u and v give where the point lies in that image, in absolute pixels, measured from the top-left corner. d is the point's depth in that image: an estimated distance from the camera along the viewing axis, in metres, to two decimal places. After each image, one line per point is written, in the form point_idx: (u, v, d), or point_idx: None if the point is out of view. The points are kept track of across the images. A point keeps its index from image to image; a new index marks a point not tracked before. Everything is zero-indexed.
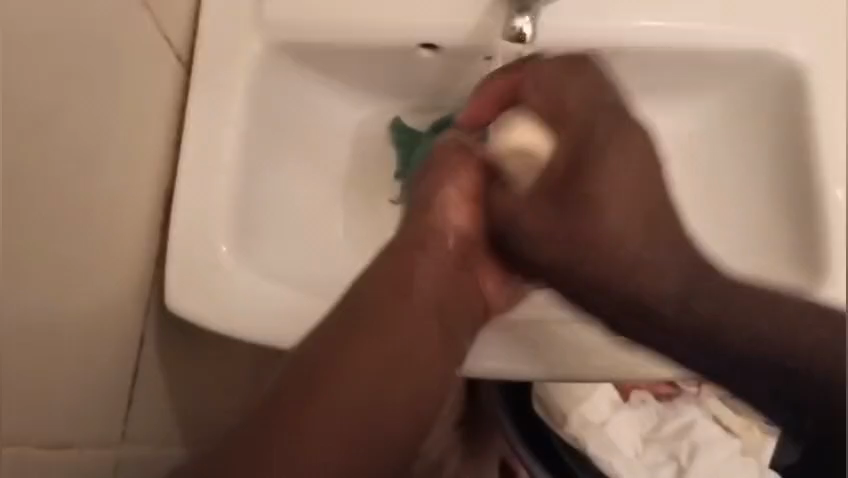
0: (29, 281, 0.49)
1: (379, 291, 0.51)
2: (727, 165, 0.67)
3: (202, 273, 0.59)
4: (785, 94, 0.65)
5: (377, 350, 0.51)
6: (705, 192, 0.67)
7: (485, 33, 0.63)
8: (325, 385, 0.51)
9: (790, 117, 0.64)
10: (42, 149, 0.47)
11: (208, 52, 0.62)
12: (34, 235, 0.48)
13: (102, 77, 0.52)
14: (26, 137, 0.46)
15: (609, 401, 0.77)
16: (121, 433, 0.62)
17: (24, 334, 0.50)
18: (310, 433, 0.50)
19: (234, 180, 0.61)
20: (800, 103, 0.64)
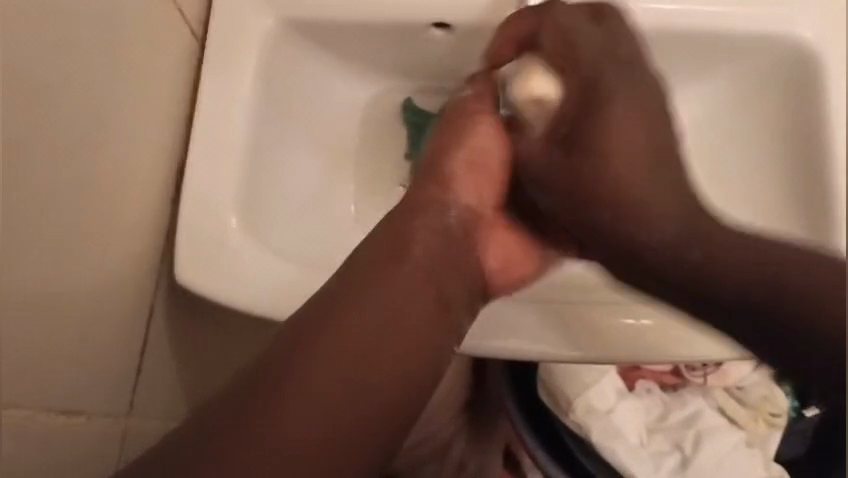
0: (37, 250, 0.48)
1: (374, 257, 0.52)
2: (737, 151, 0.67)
3: (210, 247, 0.59)
4: (792, 77, 0.64)
5: (364, 321, 0.50)
6: (710, 176, 0.67)
7: (496, 13, 0.63)
8: (301, 363, 0.48)
9: (805, 103, 0.63)
10: (52, 116, 0.47)
11: (221, 26, 0.63)
12: (40, 201, 0.47)
13: (111, 46, 0.52)
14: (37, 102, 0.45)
15: (615, 389, 0.77)
16: (129, 404, 0.62)
17: (40, 302, 0.49)
18: (289, 417, 0.47)
19: (242, 155, 0.61)
20: (813, 88, 0.63)
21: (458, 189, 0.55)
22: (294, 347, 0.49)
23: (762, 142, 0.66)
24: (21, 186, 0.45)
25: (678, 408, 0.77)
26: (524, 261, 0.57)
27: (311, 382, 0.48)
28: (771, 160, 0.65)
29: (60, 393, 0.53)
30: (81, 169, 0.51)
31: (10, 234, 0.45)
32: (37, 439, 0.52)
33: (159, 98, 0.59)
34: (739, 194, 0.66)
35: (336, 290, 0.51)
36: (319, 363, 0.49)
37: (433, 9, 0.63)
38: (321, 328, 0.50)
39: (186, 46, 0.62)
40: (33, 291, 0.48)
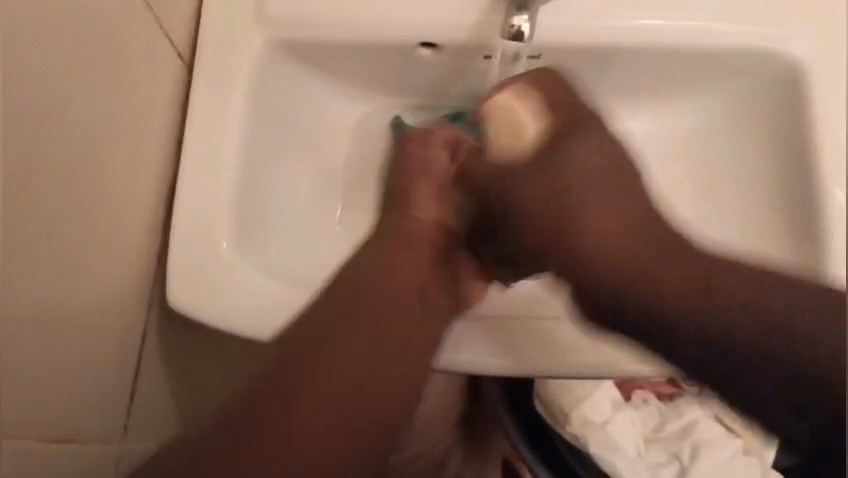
0: (27, 282, 0.47)
1: (368, 281, 0.51)
2: (731, 166, 0.68)
3: (204, 271, 0.59)
4: (782, 94, 0.65)
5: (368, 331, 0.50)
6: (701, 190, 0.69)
7: (484, 32, 0.63)
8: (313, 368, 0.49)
9: (792, 116, 0.64)
10: (41, 149, 0.47)
11: (209, 50, 0.63)
12: (30, 232, 0.47)
13: (99, 74, 0.52)
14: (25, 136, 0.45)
15: (611, 401, 0.77)
16: (123, 427, 0.62)
17: (28, 335, 0.49)
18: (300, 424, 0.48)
19: (235, 178, 0.61)
20: (800, 102, 0.63)
21: (424, 203, 0.55)
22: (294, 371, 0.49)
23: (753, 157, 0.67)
24: (9, 220, 0.45)
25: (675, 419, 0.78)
26: (473, 282, 0.58)
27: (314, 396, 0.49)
28: (764, 175, 0.66)
29: (48, 419, 0.53)
30: (71, 196, 0.51)
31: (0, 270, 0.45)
32: (28, 464, 0.52)
33: (149, 120, 0.59)
34: (729, 203, 0.68)
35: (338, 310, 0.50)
36: (317, 375, 0.49)
37: (421, 30, 0.63)
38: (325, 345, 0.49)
39: (175, 70, 0.62)
40: (21, 324, 0.48)
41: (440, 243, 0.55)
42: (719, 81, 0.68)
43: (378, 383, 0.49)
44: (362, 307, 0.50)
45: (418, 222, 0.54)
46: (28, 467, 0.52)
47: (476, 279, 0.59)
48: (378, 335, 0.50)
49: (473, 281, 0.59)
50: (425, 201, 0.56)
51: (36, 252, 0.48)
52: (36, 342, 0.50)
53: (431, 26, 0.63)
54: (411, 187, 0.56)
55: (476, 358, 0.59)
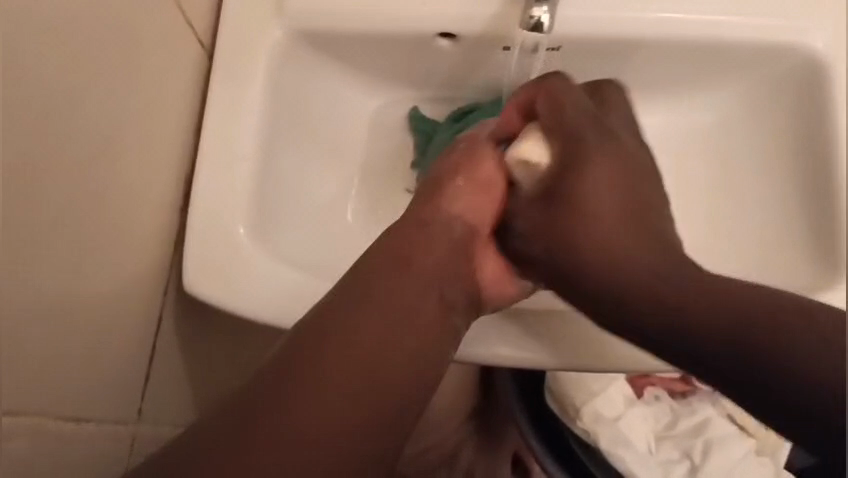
0: (47, 262, 0.48)
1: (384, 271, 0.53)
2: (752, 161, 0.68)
3: (218, 255, 0.60)
4: (802, 88, 0.64)
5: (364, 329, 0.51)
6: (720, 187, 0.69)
7: (502, 23, 0.63)
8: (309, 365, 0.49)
9: (813, 112, 0.63)
10: (61, 131, 0.47)
11: (228, 38, 0.63)
12: (51, 214, 0.47)
13: (118, 58, 0.52)
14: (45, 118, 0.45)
15: (623, 396, 0.77)
16: (138, 411, 0.63)
17: (49, 316, 0.49)
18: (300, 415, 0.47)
19: (252, 164, 0.62)
20: (820, 97, 0.63)
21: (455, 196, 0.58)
22: (298, 363, 0.49)
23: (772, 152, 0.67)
24: (31, 200, 0.45)
25: (688, 416, 0.78)
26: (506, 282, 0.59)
27: (318, 388, 0.48)
28: (784, 170, 0.65)
29: (70, 401, 0.53)
30: (90, 179, 0.51)
31: (23, 251, 0.45)
32: (49, 447, 0.52)
33: (168, 105, 0.60)
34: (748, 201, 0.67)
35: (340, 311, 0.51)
36: (326, 364, 0.49)
37: (440, 21, 0.63)
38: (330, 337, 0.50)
39: (194, 57, 0.63)
40: (43, 305, 0.48)
41: (466, 235, 0.57)
42: (739, 74, 0.68)
43: (394, 366, 0.50)
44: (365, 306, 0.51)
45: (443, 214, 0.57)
46: (50, 450, 0.52)
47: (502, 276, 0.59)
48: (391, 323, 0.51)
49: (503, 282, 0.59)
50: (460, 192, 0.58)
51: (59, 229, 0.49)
52: (57, 323, 0.50)
53: (449, 16, 0.63)
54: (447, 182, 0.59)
55: (499, 353, 0.59)
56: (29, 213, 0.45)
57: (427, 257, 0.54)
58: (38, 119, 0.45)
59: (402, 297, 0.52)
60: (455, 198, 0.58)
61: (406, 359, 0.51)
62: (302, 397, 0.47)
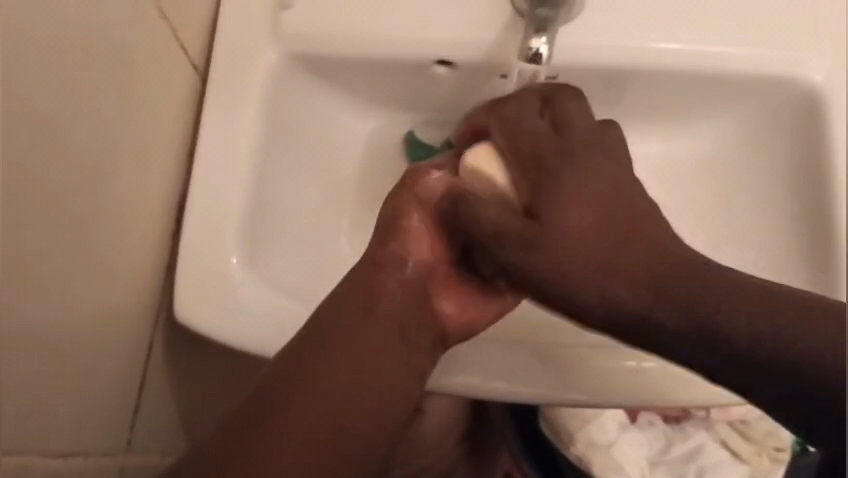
0: None
1: (351, 302, 0.51)
2: (745, 188, 0.68)
3: (213, 284, 0.59)
4: (801, 120, 0.64)
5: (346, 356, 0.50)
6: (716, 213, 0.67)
7: (501, 51, 0.63)
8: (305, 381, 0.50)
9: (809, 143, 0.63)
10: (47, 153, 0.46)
11: (222, 60, 0.63)
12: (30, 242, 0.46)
13: (110, 82, 0.51)
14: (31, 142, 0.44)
15: (617, 423, 0.77)
16: (126, 441, 0.62)
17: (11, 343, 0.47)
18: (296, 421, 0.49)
19: (246, 190, 0.61)
20: (817, 128, 0.62)
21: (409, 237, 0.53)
22: (279, 393, 0.50)
23: (764, 180, 0.66)
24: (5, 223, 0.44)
25: (680, 442, 0.78)
26: (478, 306, 0.55)
27: (303, 419, 0.49)
28: (771, 194, 0.66)
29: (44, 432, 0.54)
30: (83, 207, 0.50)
31: None
32: None
33: (160, 130, 0.59)
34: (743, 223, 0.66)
35: (326, 335, 0.51)
36: (302, 404, 0.49)
37: (437, 49, 0.63)
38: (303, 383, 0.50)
39: (189, 81, 0.62)
40: None
41: (423, 272, 0.53)
42: (733, 103, 0.68)
43: (372, 392, 0.50)
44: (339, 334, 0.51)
45: (388, 255, 0.52)
46: None
47: (472, 301, 0.55)
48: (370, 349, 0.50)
49: (471, 307, 0.55)
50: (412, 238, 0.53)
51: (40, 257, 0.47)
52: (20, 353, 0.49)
53: (446, 44, 0.63)
54: (397, 229, 0.53)
55: (489, 381, 0.57)
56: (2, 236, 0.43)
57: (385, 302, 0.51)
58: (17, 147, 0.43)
59: (359, 339, 0.50)
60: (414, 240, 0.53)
61: (385, 385, 0.50)
62: (283, 440, 0.48)
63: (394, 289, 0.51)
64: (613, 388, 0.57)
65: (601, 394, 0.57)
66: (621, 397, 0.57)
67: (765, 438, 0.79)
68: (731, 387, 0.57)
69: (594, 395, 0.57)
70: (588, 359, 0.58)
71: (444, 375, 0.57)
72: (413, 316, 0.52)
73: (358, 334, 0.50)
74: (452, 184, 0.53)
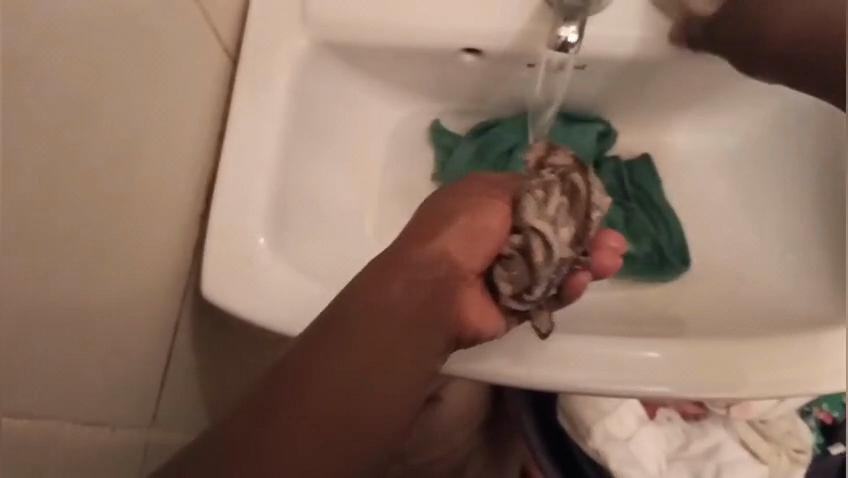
0: (67, 266, 0.47)
1: (370, 298, 0.50)
2: (759, 183, 0.70)
3: (238, 266, 0.60)
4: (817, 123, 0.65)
5: (355, 350, 0.50)
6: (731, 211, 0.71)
7: (528, 41, 0.63)
8: (315, 373, 0.49)
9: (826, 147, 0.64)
10: (92, 132, 0.46)
11: (251, 44, 0.64)
12: (68, 222, 0.46)
13: (146, 63, 0.52)
14: (80, 124, 0.45)
15: (635, 417, 0.77)
16: (152, 416, 0.63)
17: (65, 316, 0.48)
18: (307, 415, 0.49)
19: (272, 173, 0.62)
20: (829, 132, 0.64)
21: (445, 233, 0.51)
22: (292, 383, 0.50)
23: (778, 178, 0.68)
24: (60, 202, 0.45)
25: (697, 439, 0.78)
26: (489, 317, 0.54)
27: (305, 418, 0.48)
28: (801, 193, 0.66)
29: (87, 406, 0.54)
30: (121, 183, 0.51)
31: (43, 254, 0.44)
32: (58, 446, 0.52)
33: (192, 111, 0.60)
34: (754, 221, 0.69)
35: (334, 330, 0.50)
36: (308, 402, 0.49)
37: (466, 36, 0.63)
38: (316, 373, 0.49)
39: (219, 64, 0.63)
40: (56, 307, 0.47)
41: (452, 274, 0.51)
42: (752, 101, 0.69)
43: (375, 399, 0.50)
44: (351, 326, 0.50)
45: (420, 251, 0.50)
46: (58, 449, 0.52)
47: (485, 311, 0.53)
48: (380, 347, 0.50)
49: (485, 316, 0.53)
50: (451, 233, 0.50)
51: (85, 232, 0.48)
52: (70, 325, 0.49)
53: (474, 33, 0.63)
54: (439, 221, 0.51)
55: (521, 371, 0.58)
56: (56, 210, 0.44)
57: (404, 300, 0.50)
58: (69, 115, 0.44)
59: (377, 337, 0.50)
60: (449, 239, 0.50)
61: (387, 393, 0.50)
62: (289, 436, 0.48)
63: (425, 287, 0.50)
64: (627, 373, 0.57)
65: (620, 377, 0.57)
66: (638, 383, 0.57)
67: (786, 438, 0.79)
68: (750, 378, 0.57)
69: (613, 379, 0.57)
70: (607, 344, 0.58)
71: (467, 365, 0.58)
72: (434, 322, 0.51)
73: (371, 332, 0.50)
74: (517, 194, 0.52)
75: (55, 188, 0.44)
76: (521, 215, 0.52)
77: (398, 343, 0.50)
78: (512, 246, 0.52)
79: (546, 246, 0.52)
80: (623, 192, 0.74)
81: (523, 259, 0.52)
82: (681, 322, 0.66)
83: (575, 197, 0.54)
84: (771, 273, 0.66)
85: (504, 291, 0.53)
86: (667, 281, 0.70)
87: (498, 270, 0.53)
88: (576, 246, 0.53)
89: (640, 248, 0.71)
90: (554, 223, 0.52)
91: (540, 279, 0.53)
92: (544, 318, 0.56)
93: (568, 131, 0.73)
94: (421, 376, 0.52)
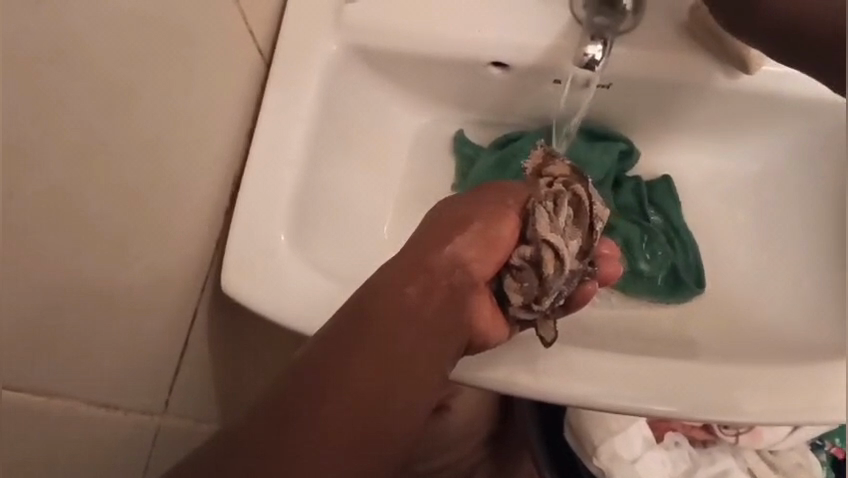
0: (94, 249, 0.48)
1: (387, 304, 0.50)
2: (780, 213, 0.70)
3: (257, 261, 0.61)
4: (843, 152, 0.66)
5: (374, 355, 0.49)
6: (751, 238, 0.71)
7: (555, 57, 0.64)
8: (335, 378, 0.49)
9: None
10: (135, 113, 0.49)
11: (285, 47, 0.65)
12: (99, 205, 0.47)
13: (183, 57, 0.53)
14: (124, 105, 0.47)
15: (643, 438, 0.76)
16: (164, 404, 0.64)
17: (87, 298, 0.49)
18: (325, 419, 0.48)
19: (296, 172, 0.63)
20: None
21: (460, 241, 0.52)
22: (309, 389, 0.48)
23: (800, 208, 0.69)
24: (102, 179, 0.47)
25: (706, 465, 0.78)
26: (496, 325, 0.56)
27: (325, 430, 0.48)
28: (818, 229, 0.67)
29: (104, 388, 0.55)
30: (151, 173, 0.53)
31: (75, 232, 0.46)
32: (72, 425, 0.53)
33: (223, 109, 0.61)
34: (774, 248, 0.69)
35: (351, 334, 0.50)
36: (327, 407, 0.48)
37: (493, 51, 0.65)
38: (336, 377, 0.49)
39: (253, 65, 0.65)
40: (80, 288, 0.48)
41: (465, 281, 0.52)
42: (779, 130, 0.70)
43: (393, 405, 0.50)
44: (371, 333, 0.50)
45: (436, 257, 0.51)
46: (71, 428, 0.53)
47: (493, 319, 0.56)
48: (400, 352, 0.50)
49: (493, 325, 0.56)
50: (465, 241, 0.52)
51: (114, 216, 0.49)
52: (92, 308, 0.50)
53: (503, 47, 0.65)
54: (455, 229, 0.53)
55: (536, 383, 0.58)
56: (93, 190, 0.46)
57: (422, 307, 0.50)
58: (102, 99, 0.45)
59: (399, 346, 0.50)
60: (463, 246, 0.52)
61: (402, 399, 0.50)
62: (307, 449, 0.47)
63: (440, 293, 0.51)
64: (638, 391, 0.57)
65: (631, 393, 0.57)
66: (649, 399, 0.57)
67: (795, 470, 0.79)
68: (763, 406, 0.57)
69: (624, 394, 0.57)
70: (621, 360, 0.59)
71: (482, 372, 0.58)
72: (449, 328, 0.52)
73: (390, 337, 0.50)
74: (526, 206, 0.55)
75: (97, 168, 0.46)
76: (533, 227, 0.54)
77: (416, 348, 0.51)
78: (523, 256, 0.55)
79: (557, 257, 0.55)
80: (642, 211, 0.74)
81: (534, 269, 0.55)
82: (694, 344, 0.66)
83: (580, 208, 0.58)
84: (791, 301, 0.66)
85: (514, 301, 0.55)
86: (684, 301, 0.70)
87: (507, 281, 0.55)
88: (582, 258, 0.57)
89: (655, 267, 0.70)
90: (564, 235, 0.55)
91: (550, 288, 0.55)
92: (547, 326, 0.57)
93: (591, 148, 0.73)
94: (436, 382, 0.52)
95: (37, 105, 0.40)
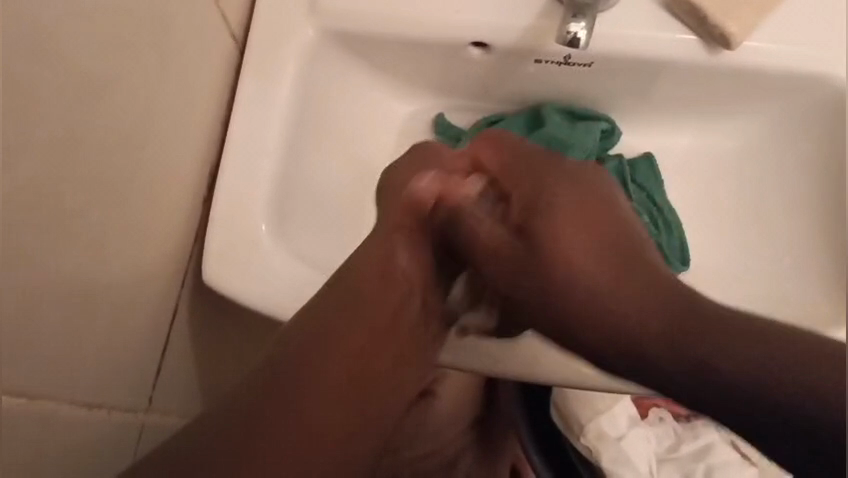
0: (67, 250, 0.46)
1: (366, 270, 0.52)
2: (760, 191, 0.71)
3: (240, 253, 0.59)
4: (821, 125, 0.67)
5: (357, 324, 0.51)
6: (732, 215, 0.71)
7: (537, 36, 0.64)
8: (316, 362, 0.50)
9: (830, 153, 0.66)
10: (106, 105, 0.46)
11: (261, 31, 0.64)
12: (74, 199, 0.45)
13: (157, 45, 0.51)
14: (93, 94, 0.45)
15: (627, 417, 0.77)
16: (148, 400, 0.62)
17: (67, 295, 0.47)
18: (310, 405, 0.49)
19: (277, 159, 0.62)
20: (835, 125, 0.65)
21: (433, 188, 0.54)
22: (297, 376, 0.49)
23: (777, 186, 0.70)
24: (77, 172, 0.45)
25: (690, 440, 0.78)
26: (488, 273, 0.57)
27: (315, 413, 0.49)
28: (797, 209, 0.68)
29: (82, 388, 0.53)
30: (126, 165, 0.50)
31: (54, 227, 0.44)
32: (54, 428, 0.51)
33: (201, 96, 0.60)
34: (753, 227, 0.70)
35: (336, 308, 0.51)
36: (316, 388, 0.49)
37: (475, 31, 0.64)
38: (319, 359, 0.50)
39: (229, 51, 0.63)
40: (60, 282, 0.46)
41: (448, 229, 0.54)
42: (759, 107, 0.70)
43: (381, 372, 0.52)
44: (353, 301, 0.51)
45: (430, 223, 0.52)
46: (54, 430, 0.51)
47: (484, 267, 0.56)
48: (380, 317, 0.52)
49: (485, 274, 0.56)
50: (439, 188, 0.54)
51: (88, 211, 0.47)
52: (72, 304, 0.48)
53: (485, 27, 0.64)
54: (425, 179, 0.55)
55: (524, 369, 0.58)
56: (68, 181, 0.44)
57: (404, 258, 0.53)
58: (76, 89, 0.43)
59: (380, 308, 0.52)
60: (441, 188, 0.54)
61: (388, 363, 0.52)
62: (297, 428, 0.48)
63: (425, 240, 0.53)
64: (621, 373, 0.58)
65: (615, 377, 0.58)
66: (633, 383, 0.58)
67: None
68: None
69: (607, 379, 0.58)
70: None
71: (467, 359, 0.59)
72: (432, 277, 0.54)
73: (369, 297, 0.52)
74: None
75: (67, 167, 0.44)
76: None
77: (397, 307, 0.53)
78: None
79: None
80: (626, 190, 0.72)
81: None
82: None
83: None
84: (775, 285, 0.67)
85: None
86: None
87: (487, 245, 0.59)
88: None
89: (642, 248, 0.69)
90: None
91: None
92: None
93: (573, 129, 0.71)
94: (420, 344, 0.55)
95: (16, 103, 0.38)
